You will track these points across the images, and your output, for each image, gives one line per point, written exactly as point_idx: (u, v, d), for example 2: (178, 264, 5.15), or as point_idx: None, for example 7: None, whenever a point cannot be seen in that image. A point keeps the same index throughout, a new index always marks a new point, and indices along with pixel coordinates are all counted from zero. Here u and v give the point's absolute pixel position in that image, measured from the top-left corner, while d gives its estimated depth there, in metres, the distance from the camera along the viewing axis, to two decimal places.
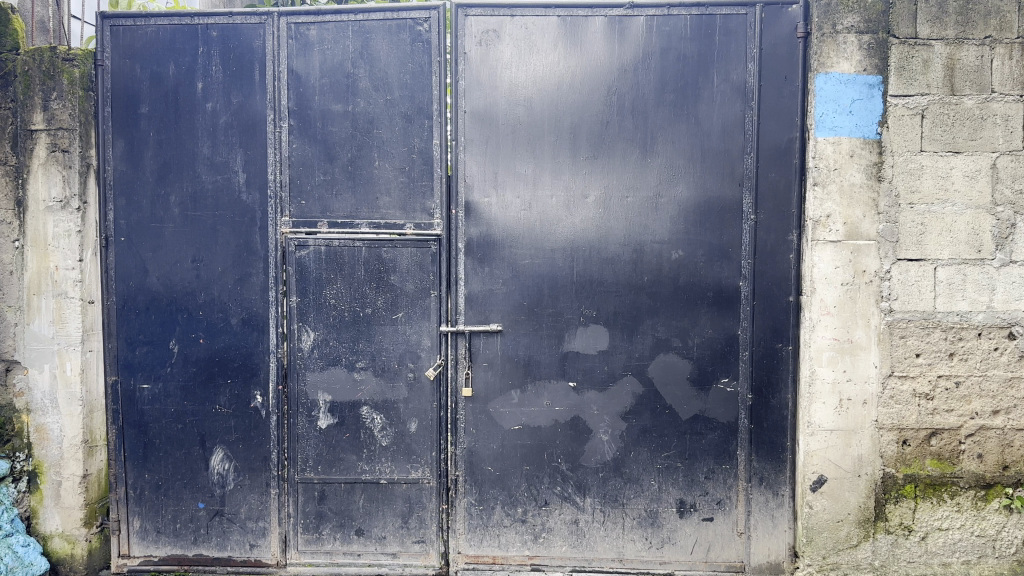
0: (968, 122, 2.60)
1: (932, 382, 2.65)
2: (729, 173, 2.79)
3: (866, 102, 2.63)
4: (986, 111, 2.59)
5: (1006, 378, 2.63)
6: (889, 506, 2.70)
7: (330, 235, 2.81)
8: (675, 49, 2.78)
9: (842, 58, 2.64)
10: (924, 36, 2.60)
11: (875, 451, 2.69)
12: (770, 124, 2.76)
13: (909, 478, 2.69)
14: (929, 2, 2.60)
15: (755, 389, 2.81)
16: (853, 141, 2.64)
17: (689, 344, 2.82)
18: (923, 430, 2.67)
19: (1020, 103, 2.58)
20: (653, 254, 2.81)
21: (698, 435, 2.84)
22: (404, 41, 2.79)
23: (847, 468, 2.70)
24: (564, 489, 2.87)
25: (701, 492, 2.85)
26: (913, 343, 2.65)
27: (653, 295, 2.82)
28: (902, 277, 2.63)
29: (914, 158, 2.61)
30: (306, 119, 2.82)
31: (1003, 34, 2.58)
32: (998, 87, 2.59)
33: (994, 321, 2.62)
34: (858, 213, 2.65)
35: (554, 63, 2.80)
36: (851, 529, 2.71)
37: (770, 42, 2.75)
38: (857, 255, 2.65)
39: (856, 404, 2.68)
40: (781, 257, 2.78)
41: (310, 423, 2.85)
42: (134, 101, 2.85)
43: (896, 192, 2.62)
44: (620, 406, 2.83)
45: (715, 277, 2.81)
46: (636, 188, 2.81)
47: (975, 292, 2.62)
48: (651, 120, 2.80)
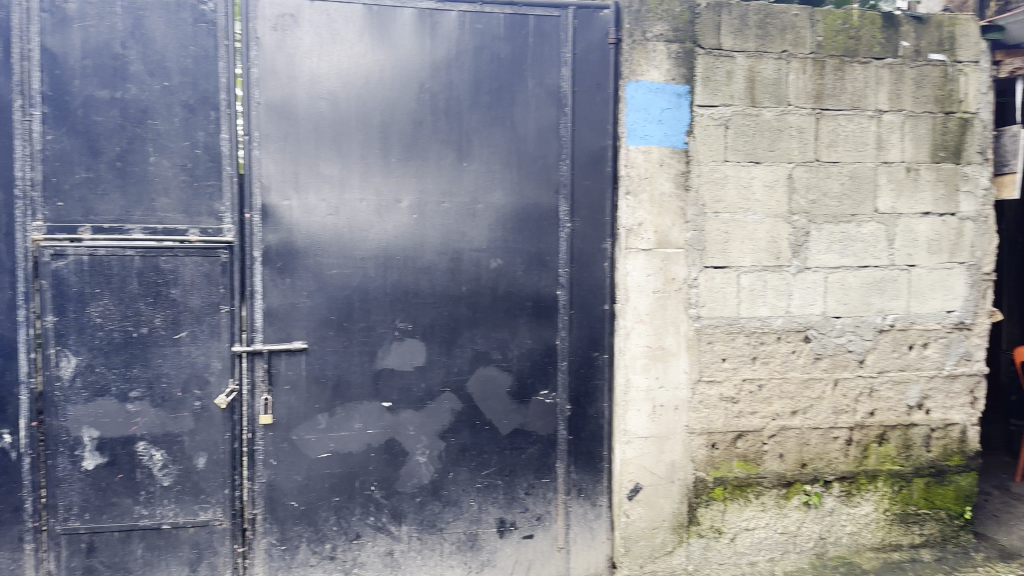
0: (767, 133, 2.73)
1: (737, 385, 2.78)
2: (547, 179, 2.71)
3: (674, 111, 2.69)
4: (783, 123, 2.74)
5: (803, 379, 2.83)
6: (700, 510, 2.79)
7: (94, 243, 2.42)
8: (488, 48, 2.66)
9: (652, 67, 2.67)
10: (727, 48, 2.69)
11: (686, 455, 2.77)
12: (584, 130, 2.72)
13: (718, 481, 2.79)
14: (732, 15, 2.69)
15: (573, 399, 2.76)
16: (662, 150, 2.69)
17: (508, 356, 2.71)
18: (730, 433, 2.79)
19: (813, 116, 2.76)
20: (470, 263, 2.68)
21: (517, 450, 2.74)
22: (185, 22, 2.46)
23: (661, 474, 2.76)
24: (378, 518, 2.66)
25: (520, 509, 2.75)
26: (719, 348, 2.77)
27: (472, 306, 2.69)
28: (709, 284, 2.73)
29: (719, 167, 2.71)
30: (63, 107, 2.41)
31: (797, 49, 2.74)
32: (794, 100, 2.75)
33: (792, 325, 2.81)
34: (667, 221, 2.71)
35: (360, 56, 2.58)
36: (665, 536, 2.77)
37: (583, 46, 2.70)
38: (667, 263, 2.72)
39: (668, 410, 2.75)
40: (597, 265, 2.75)
41: (72, 464, 2.44)
42: None
43: (702, 202, 2.71)
44: (438, 425, 2.67)
45: (533, 286, 2.72)
46: (451, 193, 2.65)
47: (775, 298, 2.78)
48: (466, 122, 2.66)
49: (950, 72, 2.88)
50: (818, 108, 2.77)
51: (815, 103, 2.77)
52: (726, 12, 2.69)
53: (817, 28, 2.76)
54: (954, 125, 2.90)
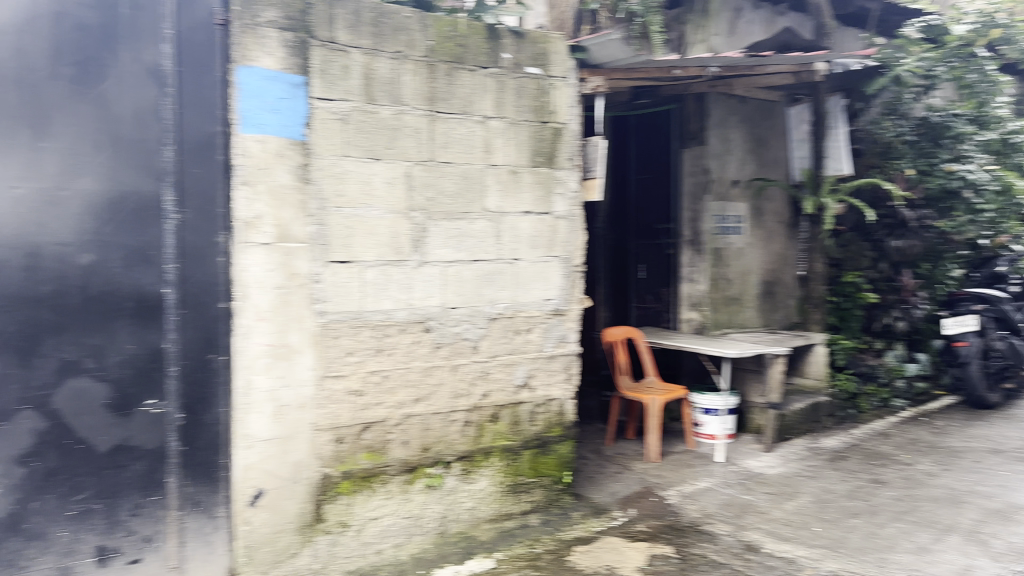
0: (385, 131, 2.87)
1: (362, 378, 2.85)
2: (148, 165, 2.45)
3: (291, 102, 2.66)
4: (399, 121, 2.90)
5: (424, 368, 3.00)
6: (326, 506, 2.80)
7: None
8: (70, 13, 2.31)
9: (264, 54, 2.61)
10: (342, 43, 2.77)
11: (311, 454, 2.75)
12: (192, 113, 2.50)
13: (344, 475, 2.83)
14: (346, 11, 2.78)
15: (185, 407, 2.54)
16: (280, 141, 2.65)
17: (104, 364, 2.39)
18: (357, 425, 2.85)
19: (427, 116, 2.97)
20: (52, 259, 2.30)
21: (117, 469, 2.43)
22: None
23: (285, 475, 2.70)
24: None
25: (125, 534, 2.45)
26: (344, 343, 2.81)
27: (56, 309, 2.31)
28: (333, 279, 2.77)
29: (339, 162, 2.77)
30: None
31: (410, 51, 2.93)
32: (409, 101, 2.92)
33: (413, 317, 2.97)
34: (287, 215, 2.67)
35: None
36: (290, 539, 2.73)
37: (187, 23, 2.49)
38: (288, 258, 2.67)
39: (291, 409, 2.69)
40: (209, 260, 2.55)
41: None
42: None
43: (322, 196, 2.74)
44: (14, 449, 2.26)
45: (135, 285, 2.44)
46: (26, 176, 2.26)
47: (397, 292, 2.93)
48: (43, 94, 2.28)
49: (543, 86, 3.30)
50: (432, 110, 2.98)
51: (429, 105, 2.98)
52: (340, 7, 2.77)
53: (427, 33, 2.98)
54: (549, 133, 3.33)
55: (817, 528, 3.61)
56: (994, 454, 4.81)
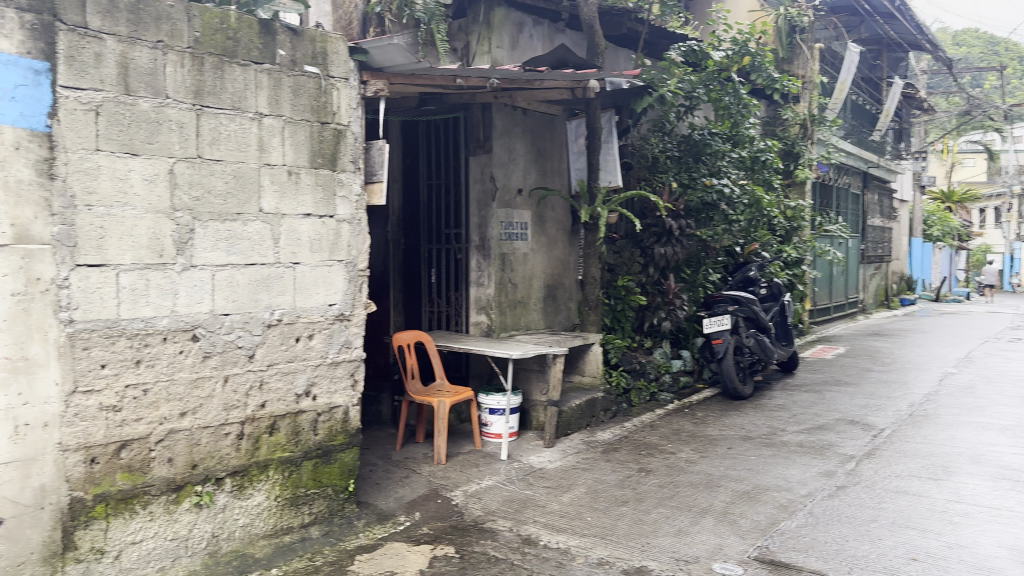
0: (209, 133, 2.92)
1: (119, 393, 2.70)
2: None
3: (30, 90, 2.50)
4: (200, 122, 2.89)
5: (191, 380, 2.90)
6: (77, 533, 2.60)
7: None
8: None
9: (118, 44, 2.67)
10: (94, 28, 2.63)
11: (58, 477, 2.56)
12: None
13: (98, 498, 2.65)
14: (164, 29, 2.79)
15: None
16: (17, 132, 2.48)
17: None
18: (112, 444, 2.68)
19: (254, 119, 3.06)
20: None
21: None
22: None
23: (26, 502, 2.49)
24: None
25: None
26: (97, 354, 2.65)
27: None
28: (82, 284, 2.61)
29: (90, 157, 2.62)
30: None
31: (250, 56, 3.03)
32: (263, 108, 3.09)
33: (179, 325, 2.86)
34: (27, 213, 2.50)
35: None
36: (34, 569, 2.50)
37: None
38: (29, 261, 2.50)
39: (34, 429, 2.51)
40: None
41: None
42: None
43: (177, 202, 2.84)
44: None
45: None
46: None
47: (159, 297, 2.80)
48: None
49: (323, 85, 3.30)
50: (259, 113, 3.08)
51: (258, 108, 3.07)
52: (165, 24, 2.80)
53: (268, 50, 3.09)
54: (329, 134, 3.34)
55: (591, 518, 3.87)
56: (743, 441, 5.41)
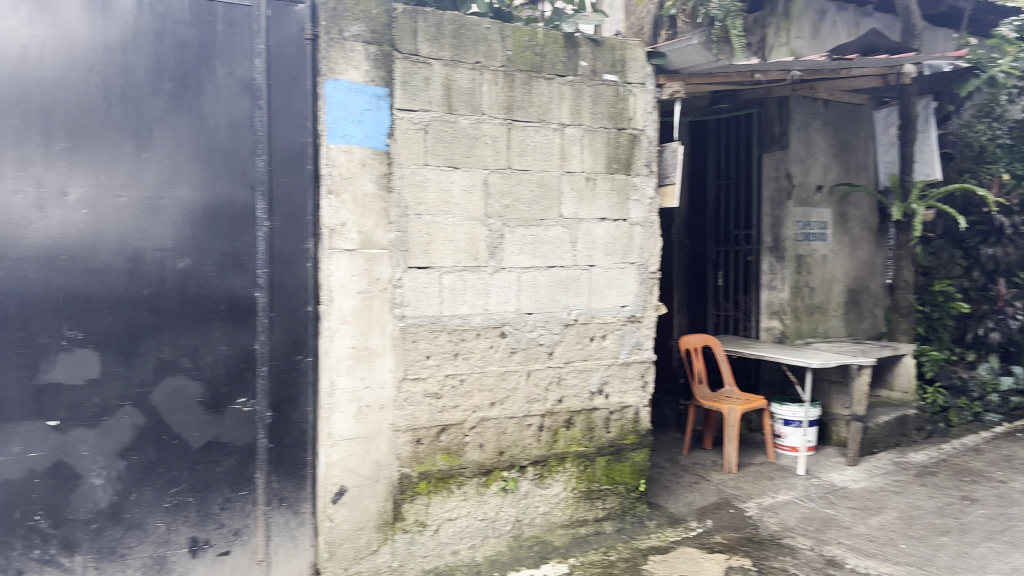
0: (517, 146, 2.93)
1: (441, 381, 2.83)
2: (240, 176, 2.53)
3: (375, 113, 2.66)
4: (511, 136, 2.92)
5: (500, 373, 2.96)
6: (405, 506, 2.77)
7: None
8: (171, 31, 2.42)
9: (440, 66, 2.76)
10: (424, 54, 2.73)
11: (392, 454, 2.74)
12: (282, 125, 2.57)
13: (422, 475, 2.80)
14: (479, 51, 2.84)
15: (274, 405, 2.61)
16: (363, 151, 2.65)
17: (200, 363, 2.50)
18: (434, 428, 2.82)
19: (557, 131, 3.03)
20: (154, 263, 2.43)
21: (211, 463, 2.53)
22: None
23: (366, 475, 2.70)
24: (44, 551, 2.32)
25: (215, 525, 2.54)
26: (423, 346, 2.80)
27: (156, 310, 2.44)
28: (412, 284, 2.75)
29: (420, 171, 2.75)
30: None
31: (556, 70, 3.02)
32: (568, 119, 3.05)
33: (490, 321, 2.92)
34: (371, 222, 2.67)
35: (13, 29, 2.22)
36: (370, 536, 2.72)
37: (278, 39, 2.54)
38: (371, 264, 2.68)
39: (374, 410, 2.70)
40: (298, 266, 2.62)
41: None
42: None
43: (491, 209, 2.90)
44: (116, 442, 2.39)
45: (227, 288, 2.54)
46: (128, 186, 2.39)
47: (474, 296, 2.89)
48: (147, 110, 2.40)
49: (621, 92, 3.20)
50: (563, 125, 3.04)
51: (562, 119, 3.04)
52: (482, 46, 2.84)
53: (571, 62, 3.06)
54: (625, 140, 3.22)
55: (905, 546, 3.48)
56: None
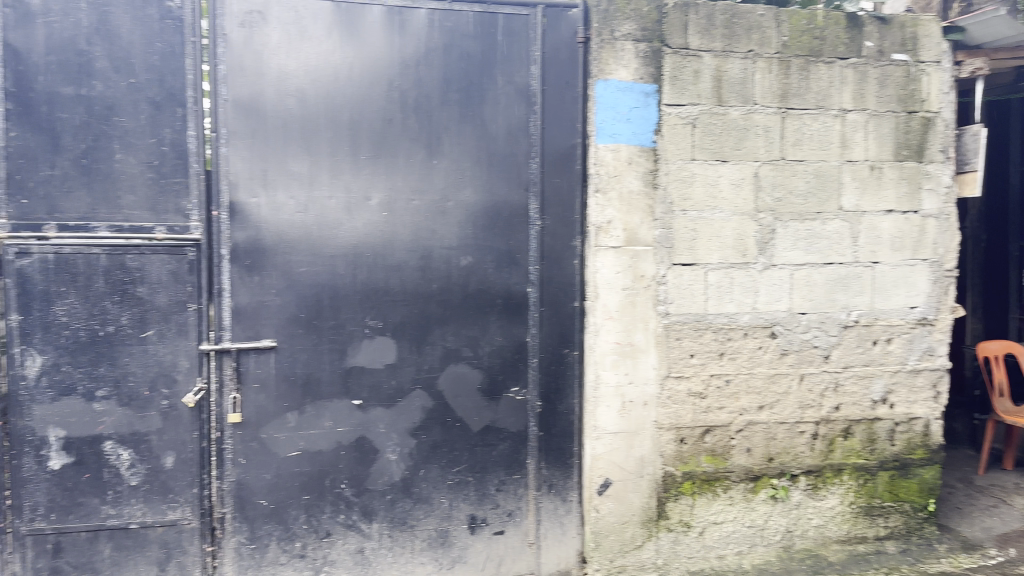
0: (792, 136, 2.77)
1: (705, 380, 2.75)
2: (516, 177, 2.67)
3: (643, 110, 2.66)
4: (786, 125, 2.76)
5: (769, 375, 2.80)
6: (669, 504, 2.75)
7: (60, 241, 2.36)
8: (458, 45, 2.61)
9: (708, 59, 2.68)
10: (694, 47, 2.68)
11: (656, 450, 2.73)
12: (555, 127, 2.67)
13: (686, 475, 2.75)
14: (752, 39, 2.73)
15: (544, 396, 2.72)
16: (631, 148, 2.66)
17: (479, 353, 2.68)
18: (698, 428, 2.76)
19: (835, 118, 2.81)
20: (441, 260, 2.65)
21: (488, 446, 2.70)
22: (151, 17, 2.41)
23: (631, 469, 2.72)
24: (348, 516, 2.62)
25: (491, 506, 2.71)
26: (687, 344, 2.73)
27: (442, 303, 2.65)
28: (677, 281, 2.69)
29: (687, 166, 2.68)
30: (26, 102, 2.35)
31: (836, 54, 2.80)
32: (848, 104, 2.82)
33: (759, 321, 2.78)
34: (637, 219, 2.67)
35: (329, 53, 2.53)
36: (635, 531, 2.74)
37: (552, 45, 2.65)
38: (636, 261, 2.68)
39: (637, 406, 2.70)
40: (567, 262, 2.70)
41: (38, 466, 2.38)
42: None
43: (762, 203, 2.76)
44: (408, 423, 2.64)
45: (503, 283, 2.68)
46: (420, 191, 2.62)
47: (742, 294, 2.75)
48: (436, 120, 2.62)
49: (911, 72, 2.87)
50: (841, 111, 2.81)
51: (841, 105, 2.82)
52: (755, 35, 2.73)
53: (853, 45, 2.82)
54: (916, 124, 2.88)
55: None
56: None
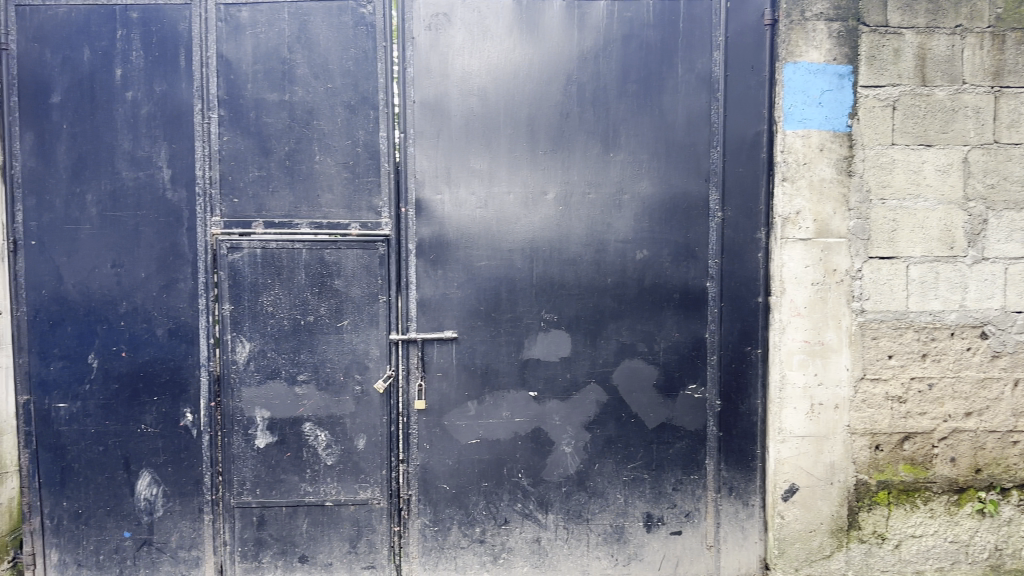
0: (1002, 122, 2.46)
1: (905, 384, 2.50)
2: (695, 168, 2.60)
3: (837, 93, 2.47)
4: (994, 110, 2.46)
5: (978, 379, 2.50)
6: (862, 514, 2.54)
7: (266, 236, 2.56)
8: (638, 36, 2.59)
9: (908, 38, 2.46)
10: (895, 25, 2.46)
11: (847, 457, 2.53)
12: (739, 115, 2.58)
13: (881, 484, 2.54)
14: (961, 11, 2.46)
15: (724, 395, 2.63)
16: (823, 134, 2.48)
17: (656, 348, 2.63)
18: (897, 435, 2.53)
19: None
20: (617, 254, 2.62)
21: (665, 445, 2.65)
22: (346, 25, 2.56)
23: (819, 476, 2.54)
24: (525, 506, 2.67)
25: (668, 504, 2.67)
26: (885, 344, 2.50)
27: (618, 297, 2.63)
28: (873, 276, 2.47)
29: (886, 151, 2.46)
30: (238, 109, 2.56)
31: None
32: None
33: (967, 320, 2.48)
34: (828, 209, 2.48)
35: (510, 51, 2.58)
36: (823, 539, 2.55)
37: (736, 30, 2.57)
38: (827, 254, 2.49)
39: (828, 409, 2.52)
40: (750, 255, 2.60)
41: (246, 442, 2.60)
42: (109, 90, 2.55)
43: (973, 192, 2.46)
44: (584, 416, 2.64)
45: (682, 277, 2.62)
46: (596, 184, 2.61)
47: (948, 290, 2.47)
48: (613, 112, 2.60)
49: None
50: None
51: None
52: (964, 7, 2.46)
53: None
54: None
55: None
56: None
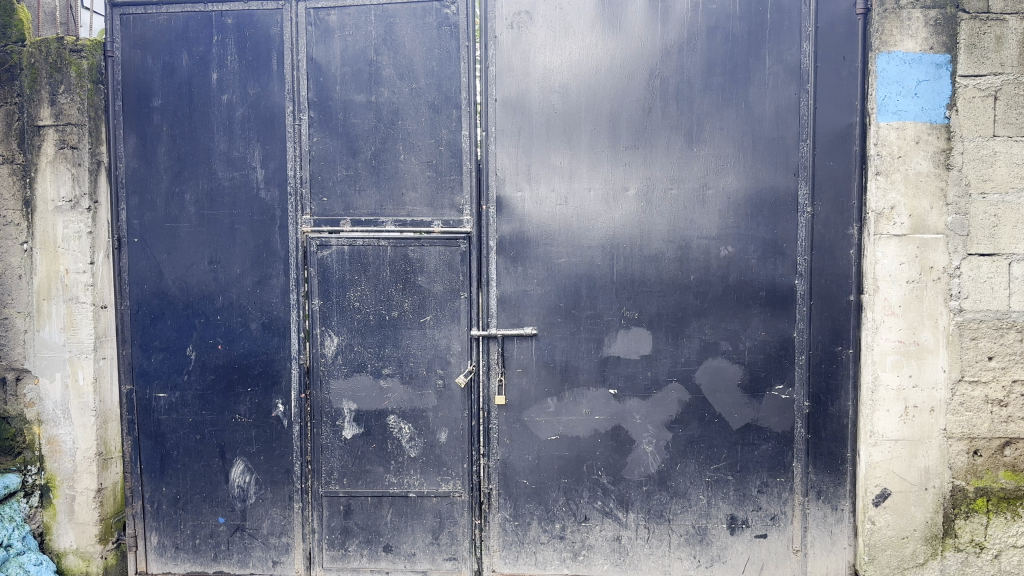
0: None
1: (1006, 387, 2.38)
2: (784, 162, 2.54)
3: (933, 84, 2.37)
4: None
5: None
6: (958, 521, 2.43)
7: (353, 234, 2.63)
8: (723, 28, 2.55)
9: (1012, 23, 2.34)
10: (997, 11, 2.35)
11: (943, 462, 2.43)
12: (829, 107, 2.51)
13: (980, 491, 2.42)
14: None
15: (812, 396, 2.57)
16: (918, 126, 2.39)
17: (740, 347, 2.59)
18: (996, 440, 2.41)
19: None
20: (700, 251, 2.59)
21: (750, 446, 2.61)
22: (431, 25, 2.60)
23: (913, 481, 2.45)
24: (606, 504, 2.66)
25: (753, 507, 2.62)
26: (985, 345, 2.38)
27: (701, 295, 2.60)
28: (973, 274, 2.37)
29: (987, 143, 2.35)
30: (327, 111, 2.63)
31: None
32: None
33: None
34: (925, 204, 2.39)
35: (591, 47, 2.58)
36: (917, 547, 2.46)
37: (827, 19, 2.50)
38: (924, 250, 2.39)
39: (923, 412, 2.43)
40: (841, 252, 2.53)
41: (334, 434, 2.68)
42: (207, 93, 2.66)
43: None
44: (665, 415, 2.62)
45: (768, 275, 2.57)
46: (678, 180, 2.58)
47: None
48: (697, 106, 2.57)
49: None
50: None
51: None
52: None
53: None
54: None
55: None
56: None
